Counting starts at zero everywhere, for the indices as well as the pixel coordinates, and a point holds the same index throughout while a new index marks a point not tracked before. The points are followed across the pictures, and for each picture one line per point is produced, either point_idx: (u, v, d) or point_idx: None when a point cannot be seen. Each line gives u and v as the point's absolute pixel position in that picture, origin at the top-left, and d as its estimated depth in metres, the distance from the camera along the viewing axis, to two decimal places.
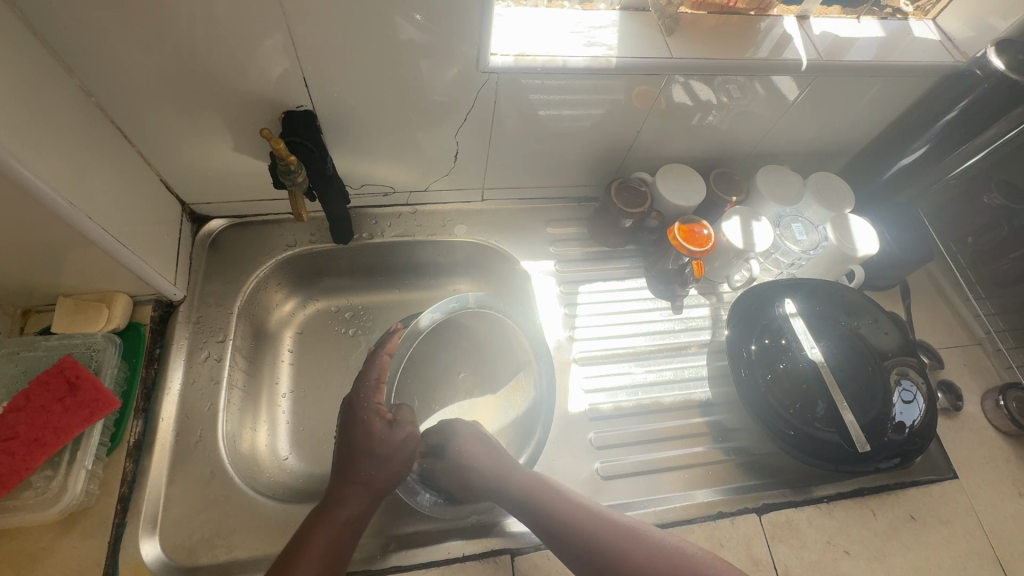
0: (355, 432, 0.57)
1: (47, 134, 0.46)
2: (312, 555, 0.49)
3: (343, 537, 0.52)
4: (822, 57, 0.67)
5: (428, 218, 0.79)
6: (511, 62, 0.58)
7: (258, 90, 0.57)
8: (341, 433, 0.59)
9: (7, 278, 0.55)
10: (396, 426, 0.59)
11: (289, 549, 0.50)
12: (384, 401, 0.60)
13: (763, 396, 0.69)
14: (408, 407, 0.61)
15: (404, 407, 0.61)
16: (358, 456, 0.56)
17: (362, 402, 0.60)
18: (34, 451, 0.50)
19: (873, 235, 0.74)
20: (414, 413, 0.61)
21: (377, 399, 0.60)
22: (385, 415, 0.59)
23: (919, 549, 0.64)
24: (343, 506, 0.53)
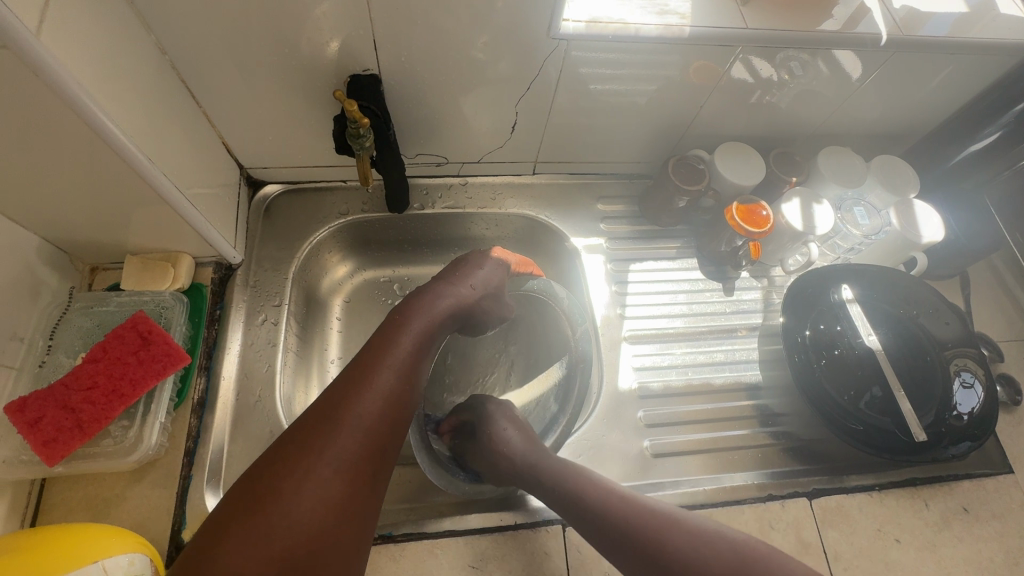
0: (447, 292, 0.55)
1: (126, 89, 0.47)
2: (383, 382, 0.45)
3: (410, 380, 0.48)
4: (903, 31, 0.63)
5: (479, 190, 0.79)
6: (582, 29, 0.57)
7: (326, 53, 0.56)
8: (431, 286, 0.56)
9: (83, 234, 0.56)
10: (481, 311, 0.58)
11: (362, 368, 0.46)
12: (479, 280, 0.58)
13: (818, 381, 0.68)
14: (499, 296, 0.60)
15: (496, 296, 0.60)
16: (442, 316, 0.53)
17: (457, 271, 0.58)
18: (112, 401, 0.52)
19: (939, 221, 0.71)
20: (501, 307, 0.61)
21: (474, 275, 0.58)
22: (480, 292, 0.58)
23: (971, 541, 0.62)
24: (416, 352, 0.49)
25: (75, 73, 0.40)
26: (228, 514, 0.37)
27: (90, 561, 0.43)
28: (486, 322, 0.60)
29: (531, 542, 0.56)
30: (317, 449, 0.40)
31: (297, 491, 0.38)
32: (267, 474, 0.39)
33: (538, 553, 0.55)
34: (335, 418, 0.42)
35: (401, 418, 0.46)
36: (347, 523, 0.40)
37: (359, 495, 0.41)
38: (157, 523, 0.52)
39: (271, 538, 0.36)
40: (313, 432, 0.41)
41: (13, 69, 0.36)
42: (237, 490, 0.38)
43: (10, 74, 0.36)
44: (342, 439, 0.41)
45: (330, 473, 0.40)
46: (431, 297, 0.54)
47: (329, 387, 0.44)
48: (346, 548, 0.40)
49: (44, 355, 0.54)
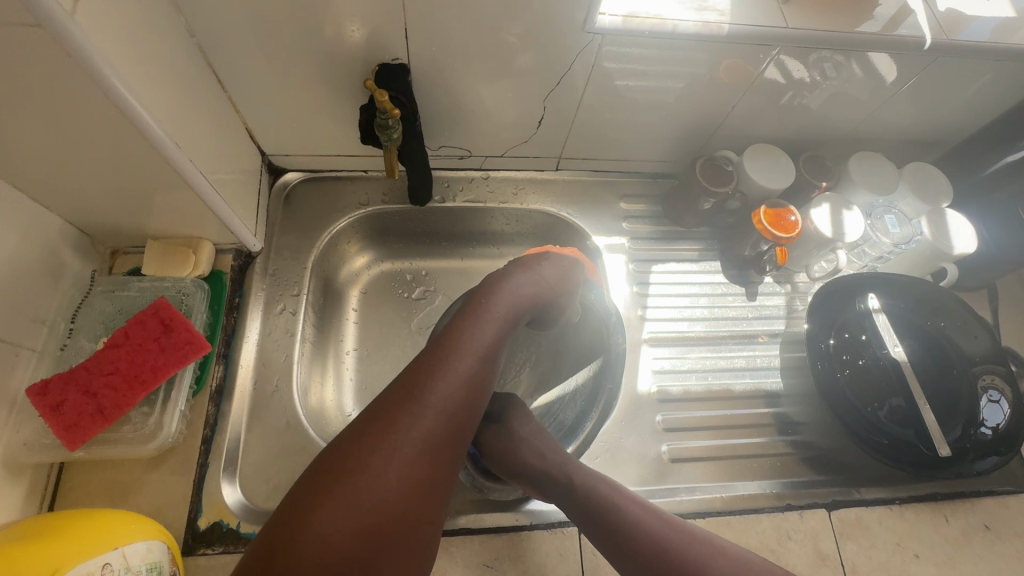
0: (524, 281, 0.55)
1: (156, 71, 0.46)
2: (466, 364, 0.44)
3: (490, 366, 0.47)
4: (946, 35, 0.61)
5: (500, 184, 0.78)
6: (618, 23, 0.55)
7: (355, 41, 0.55)
8: (508, 273, 0.56)
9: (106, 217, 0.55)
10: (552, 305, 0.58)
11: (446, 348, 0.45)
12: (553, 274, 0.59)
13: (839, 390, 0.68)
14: (569, 294, 0.60)
15: (567, 292, 0.60)
16: (519, 303, 0.53)
17: (531, 262, 0.58)
18: (133, 388, 0.51)
19: (973, 233, 0.70)
20: (568, 306, 0.61)
21: (549, 268, 0.58)
22: (552, 285, 0.58)
23: (993, 560, 0.61)
24: (497, 336, 0.49)
25: (109, 55, 0.39)
26: (316, 484, 0.37)
27: (112, 547, 0.43)
28: (553, 315, 0.61)
29: (546, 544, 0.56)
30: (403, 426, 0.39)
31: (384, 466, 0.37)
32: (353, 444, 0.38)
33: (553, 555, 0.55)
34: (421, 397, 0.41)
35: (479, 403, 0.45)
36: (426, 502, 0.39)
37: (439, 479, 0.40)
38: (174, 510, 0.52)
39: (358, 510, 0.36)
40: (400, 408, 0.40)
41: (45, 47, 0.36)
42: (324, 458, 0.38)
43: (41, 52, 0.36)
44: (428, 418, 0.40)
45: (414, 452, 0.39)
46: (510, 283, 0.54)
47: (413, 364, 0.44)
48: (424, 528, 0.39)
49: (65, 338, 0.54)
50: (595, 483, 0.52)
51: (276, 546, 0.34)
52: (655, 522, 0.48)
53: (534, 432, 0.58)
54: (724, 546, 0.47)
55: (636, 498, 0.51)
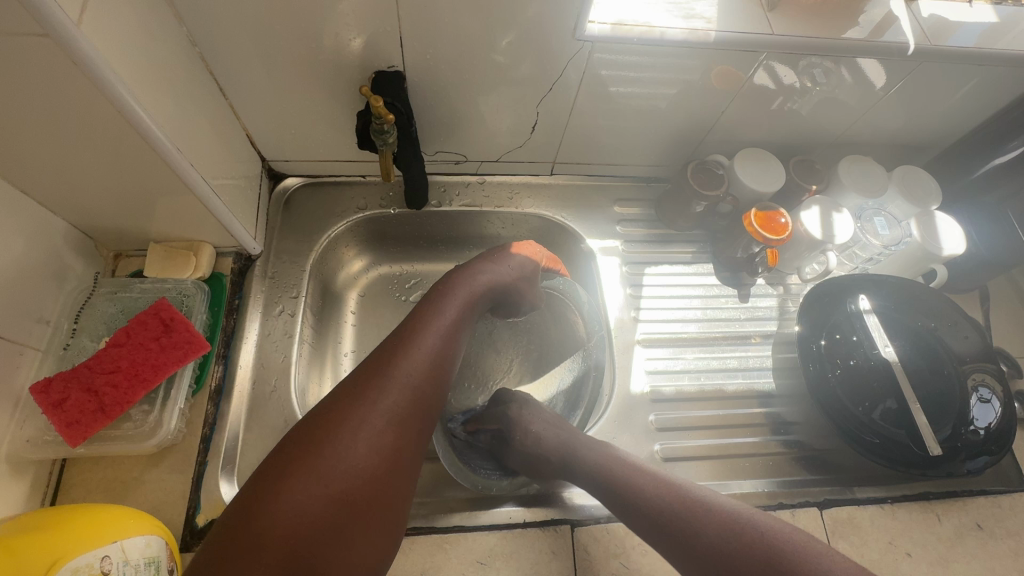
0: (486, 269, 0.57)
1: (159, 79, 0.47)
2: (428, 344, 0.46)
3: (453, 347, 0.49)
4: (931, 41, 0.62)
5: (496, 189, 0.79)
6: (608, 31, 0.57)
7: (352, 49, 0.57)
8: (471, 263, 0.58)
9: (109, 220, 0.57)
10: (515, 292, 0.60)
11: (407, 332, 0.47)
12: (517, 262, 0.60)
13: (830, 389, 0.68)
14: (532, 281, 0.62)
15: (529, 280, 0.62)
16: (480, 289, 0.55)
17: (497, 252, 0.61)
18: (134, 386, 0.53)
19: (961, 234, 0.71)
20: (533, 294, 0.62)
21: (514, 257, 0.61)
22: (516, 272, 0.60)
23: (985, 559, 0.61)
24: (459, 319, 0.51)
25: (113, 64, 0.41)
26: (285, 459, 0.38)
27: (111, 540, 0.44)
28: (517, 303, 0.62)
29: (539, 541, 0.56)
30: (368, 401, 0.41)
31: (350, 439, 0.39)
32: (322, 421, 0.40)
33: (546, 553, 0.56)
34: (385, 374, 0.43)
35: (444, 380, 0.46)
36: (395, 473, 0.40)
37: (407, 450, 0.41)
38: (173, 507, 0.53)
39: (327, 481, 0.37)
40: (364, 387, 0.42)
41: (53, 57, 0.37)
42: (295, 435, 0.39)
43: (49, 61, 0.37)
44: (392, 394, 0.42)
45: (380, 424, 0.40)
46: (471, 271, 0.56)
47: (380, 347, 0.46)
48: (394, 499, 0.40)
49: (69, 338, 0.55)
50: (617, 459, 0.53)
51: (247, 516, 0.35)
52: (661, 487, 0.49)
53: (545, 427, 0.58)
54: (738, 512, 0.45)
55: (648, 470, 0.51)
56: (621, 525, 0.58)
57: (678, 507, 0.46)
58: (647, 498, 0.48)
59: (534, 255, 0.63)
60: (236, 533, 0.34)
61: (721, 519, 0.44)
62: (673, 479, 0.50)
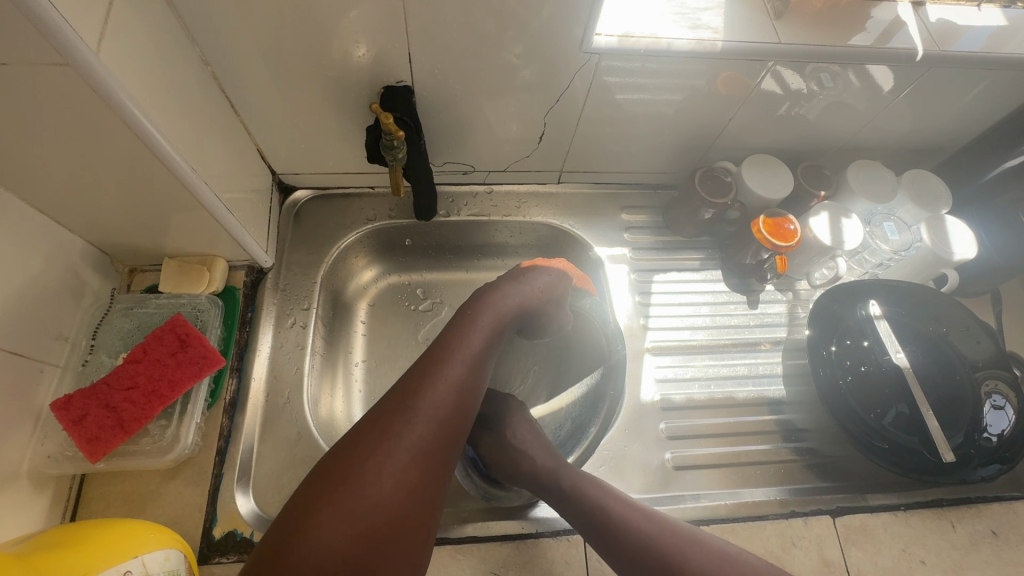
0: (512, 292, 0.57)
1: (173, 99, 0.48)
2: (455, 373, 0.46)
3: (479, 375, 0.48)
4: (938, 46, 0.62)
5: (503, 198, 0.80)
6: (615, 43, 0.57)
7: (361, 64, 0.58)
8: (496, 285, 0.58)
9: (124, 237, 0.58)
10: (542, 314, 0.60)
11: (434, 360, 0.47)
12: (543, 284, 0.60)
13: (842, 397, 0.68)
14: (560, 303, 0.62)
15: (556, 302, 0.62)
16: (507, 313, 0.55)
17: (522, 273, 0.61)
18: (151, 402, 0.53)
19: (972, 238, 0.71)
20: (561, 315, 0.63)
21: (538, 278, 0.60)
22: (542, 294, 0.60)
23: (1001, 566, 0.60)
24: (485, 346, 0.51)
25: (130, 86, 0.42)
26: (313, 492, 0.38)
27: (131, 555, 0.44)
28: (545, 326, 0.62)
29: (552, 551, 0.57)
30: (395, 434, 0.41)
31: (377, 474, 0.39)
32: (349, 454, 0.40)
33: (558, 563, 0.56)
34: (412, 406, 0.43)
35: (469, 410, 0.46)
36: (420, 507, 0.40)
37: (432, 483, 0.42)
38: (190, 520, 0.54)
39: (354, 517, 0.37)
40: (391, 418, 0.42)
41: (72, 82, 0.38)
42: (322, 468, 0.40)
43: (68, 87, 0.38)
44: (419, 427, 0.42)
45: (406, 459, 0.40)
46: (498, 295, 0.56)
47: (407, 375, 0.46)
48: (419, 534, 0.40)
49: (86, 355, 0.56)
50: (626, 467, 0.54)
51: (276, 551, 0.35)
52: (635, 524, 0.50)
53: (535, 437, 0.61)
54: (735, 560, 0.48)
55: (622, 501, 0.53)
56: None
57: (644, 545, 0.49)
58: (618, 529, 0.50)
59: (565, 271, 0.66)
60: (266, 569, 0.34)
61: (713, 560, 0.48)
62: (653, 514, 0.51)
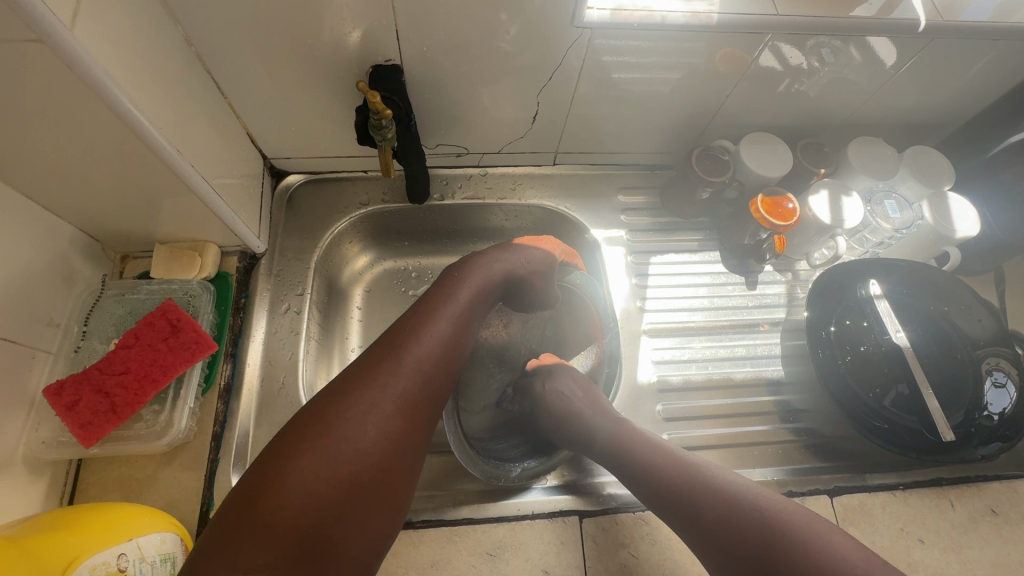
0: (499, 260, 0.55)
1: (155, 81, 0.47)
2: (437, 331, 0.46)
3: (462, 336, 0.48)
4: (942, 17, 0.61)
5: (498, 181, 0.79)
6: (607, 17, 0.56)
7: (348, 44, 0.56)
8: (486, 250, 0.56)
9: (113, 222, 0.57)
10: (529, 287, 0.58)
11: (417, 318, 0.47)
12: (535, 255, 0.58)
13: (840, 376, 0.68)
14: (549, 277, 0.59)
15: (549, 272, 0.59)
16: (491, 282, 0.54)
17: (513, 242, 0.59)
18: (143, 386, 0.53)
19: (975, 216, 0.69)
20: (551, 290, 0.60)
21: (531, 248, 0.59)
22: (534, 265, 0.58)
23: (999, 543, 0.60)
24: (470, 308, 0.50)
25: (109, 67, 0.41)
26: (289, 440, 0.38)
27: (125, 539, 0.45)
28: (531, 300, 0.60)
29: (549, 532, 0.57)
30: (376, 385, 0.41)
31: (358, 422, 0.39)
32: (330, 402, 0.40)
33: (555, 543, 0.56)
34: (393, 359, 0.43)
35: (452, 368, 0.46)
36: (399, 461, 0.41)
37: (411, 439, 0.42)
38: (188, 504, 0.54)
39: (334, 461, 0.37)
40: (373, 368, 0.42)
41: (47, 60, 0.37)
42: (303, 414, 0.40)
43: (44, 65, 0.37)
44: (400, 379, 0.42)
45: (387, 409, 0.41)
46: (482, 260, 0.55)
47: (390, 330, 0.46)
48: (397, 488, 0.40)
49: (79, 340, 0.56)
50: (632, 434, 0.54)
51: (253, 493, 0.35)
52: (683, 472, 0.48)
53: (578, 388, 0.62)
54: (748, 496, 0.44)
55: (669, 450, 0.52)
56: (629, 515, 0.58)
57: (690, 491, 0.46)
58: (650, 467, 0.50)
59: (554, 250, 0.63)
60: (243, 507, 0.35)
61: (727, 509, 0.44)
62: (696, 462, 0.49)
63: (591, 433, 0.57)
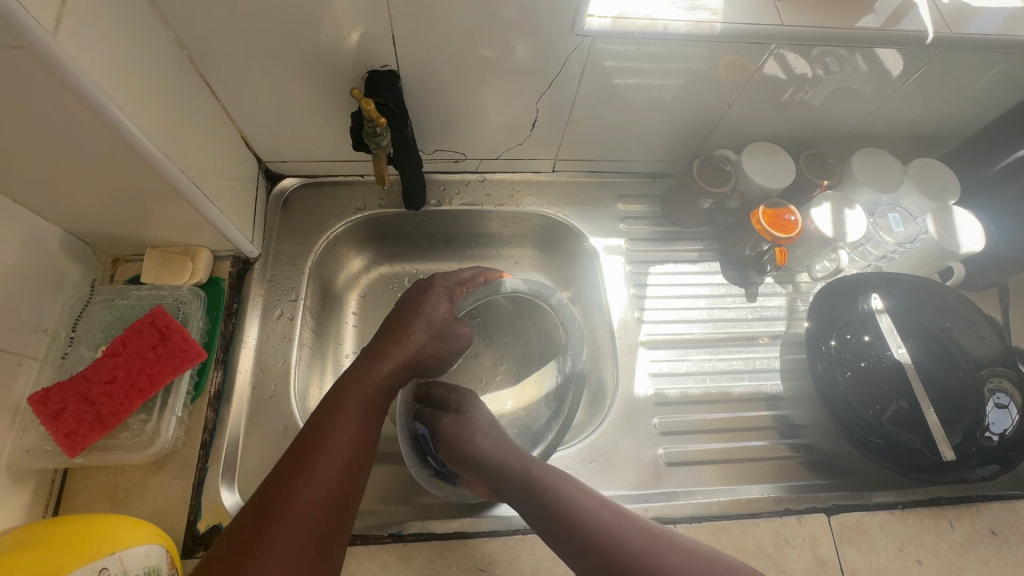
0: (381, 351, 0.54)
1: (145, 86, 0.46)
2: (342, 440, 0.48)
3: (363, 433, 0.50)
4: (950, 28, 0.60)
5: (497, 187, 0.78)
6: (608, 25, 0.55)
7: (344, 48, 0.55)
8: (366, 352, 0.55)
9: (103, 226, 0.56)
10: (424, 357, 0.57)
11: (314, 440, 0.47)
12: (442, 310, 0.59)
13: (840, 392, 0.67)
14: (444, 333, 0.59)
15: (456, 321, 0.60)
16: (380, 380, 0.53)
17: (399, 318, 0.58)
18: (130, 395, 0.53)
19: (980, 230, 0.69)
20: (452, 343, 0.59)
21: (438, 303, 0.59)
22: (443, 320, 0.59)
23: (998, 566, 0.59)
24: (368, 410, 0.51)
25: (95, 72, 0.40)
26: None
27: (109, 553, 0.44)
28: (437, 365, 0.59)
29: (540, 547, 0.56)
30: (277, 515, 0.41)
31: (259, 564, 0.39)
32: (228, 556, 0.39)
33: (546, 560, 0.55)
34: (290, 494, 0.43)
35: (357, 471, 0.48)
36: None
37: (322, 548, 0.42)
38: (174, 514, 0.53)
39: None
40: (272, 508, 0.42)
41: (31, 68, 0.36)
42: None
43: (28, 73, 0.37)
44: (300, 506, 0.42)
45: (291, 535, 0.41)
46: (366, 363, 0.54)
47: (285, 461, 0.46)
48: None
49: (66, 347, 0.55)
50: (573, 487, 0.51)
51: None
52: (638, 532, 0.47)
53: (501, 444, 0.56)
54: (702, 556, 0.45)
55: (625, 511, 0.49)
56: None
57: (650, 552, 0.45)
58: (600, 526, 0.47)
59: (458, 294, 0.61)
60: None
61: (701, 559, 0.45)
62: (647, 522, 0.48)
63: (527, 480, 0.52)
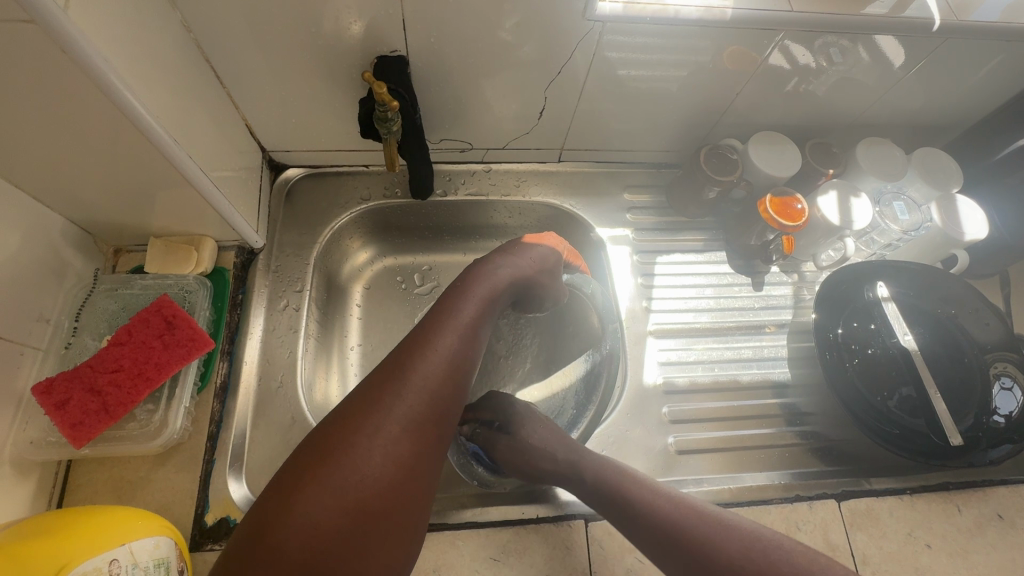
0: (503, 264, 0.55)
1: (151, 69, 0.45)
2: (447, 345, 0.45)
3: (472, 347, 0.47)
4: (955, 16, 0.60)
5: (502, 177, 0.77)
6: (619, 10, 0.54)
7: (352, 34, 0.55)
8: (486, 259, 0.56)
9: (107, 215, 0.55)
10: (536, 286, 0.58)
11: (426, 331, 0.45)
12: (536, 257, 0.58)
13: (849, 380, 0.67)
14: (553, 275, 0.60)
15: (550, 274, 0.60)
16: (498, 286, 0.53)
17: (515, 247, 0.58)
18: (137, 385, 0.52)
19: (983, 218, 0.69)
20: (554, 287, 0.61)
21: (532, 252, 0.58)
22: (535, 268, 0.58)
23: (1006, 549, 0.59)
24: (477, 319, 0.49)
25: (101, 50, 0.39)
26: (296, 470, 0.37)
27: (119, 543, 0.43)
28: (537, 299, 0.60)
29: (552, 536, 0.55)
30: (385, 407, 0.39)
31: (365, 447, 0.37)
32: (337, 432, 0.38)
33: (559, 548, 0.55)
34: (400, 377, 0.41)
35: (462, 385, 0.45)
36: (415, 482, 0.39)
37: (425, 458, 0.40)
38: (180, 507, 0.52)
39: (343, 491, 0.36)
40: (380, 392, 0.40)
41: (39, 43, 0.35)
42: (309, 445, 0.38)
43: (37, 50, 0.36)
44: (408, 401, 0.40)
45: (397, 431, 0.39)
46: (487, 268, 0.54)
47: (401, 345, 0.44)
48: (415, 508, 0.39)
49: (70, 336, 0.54)
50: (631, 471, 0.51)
51: (260, 538, 0.34)
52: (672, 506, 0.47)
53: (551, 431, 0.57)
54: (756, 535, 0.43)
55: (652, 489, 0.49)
56: None
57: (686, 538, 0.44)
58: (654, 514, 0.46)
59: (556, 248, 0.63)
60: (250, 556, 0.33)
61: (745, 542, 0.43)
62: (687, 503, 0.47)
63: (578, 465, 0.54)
